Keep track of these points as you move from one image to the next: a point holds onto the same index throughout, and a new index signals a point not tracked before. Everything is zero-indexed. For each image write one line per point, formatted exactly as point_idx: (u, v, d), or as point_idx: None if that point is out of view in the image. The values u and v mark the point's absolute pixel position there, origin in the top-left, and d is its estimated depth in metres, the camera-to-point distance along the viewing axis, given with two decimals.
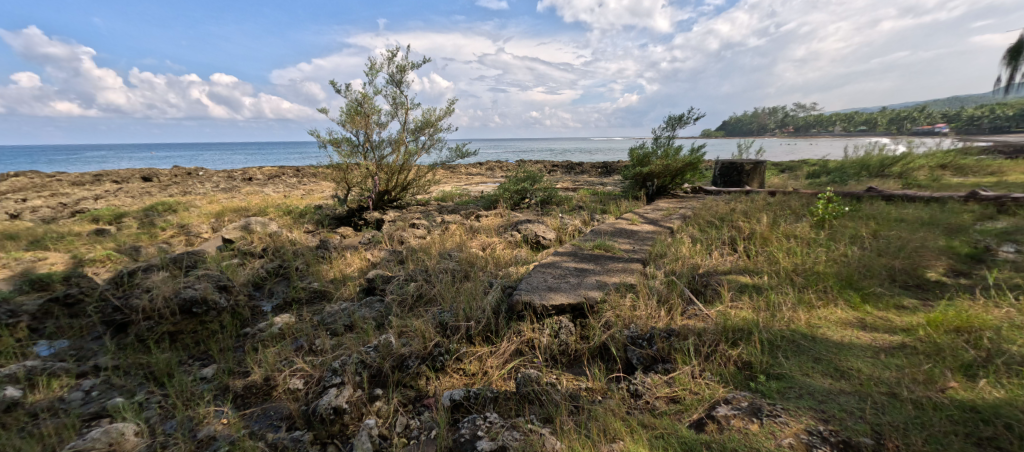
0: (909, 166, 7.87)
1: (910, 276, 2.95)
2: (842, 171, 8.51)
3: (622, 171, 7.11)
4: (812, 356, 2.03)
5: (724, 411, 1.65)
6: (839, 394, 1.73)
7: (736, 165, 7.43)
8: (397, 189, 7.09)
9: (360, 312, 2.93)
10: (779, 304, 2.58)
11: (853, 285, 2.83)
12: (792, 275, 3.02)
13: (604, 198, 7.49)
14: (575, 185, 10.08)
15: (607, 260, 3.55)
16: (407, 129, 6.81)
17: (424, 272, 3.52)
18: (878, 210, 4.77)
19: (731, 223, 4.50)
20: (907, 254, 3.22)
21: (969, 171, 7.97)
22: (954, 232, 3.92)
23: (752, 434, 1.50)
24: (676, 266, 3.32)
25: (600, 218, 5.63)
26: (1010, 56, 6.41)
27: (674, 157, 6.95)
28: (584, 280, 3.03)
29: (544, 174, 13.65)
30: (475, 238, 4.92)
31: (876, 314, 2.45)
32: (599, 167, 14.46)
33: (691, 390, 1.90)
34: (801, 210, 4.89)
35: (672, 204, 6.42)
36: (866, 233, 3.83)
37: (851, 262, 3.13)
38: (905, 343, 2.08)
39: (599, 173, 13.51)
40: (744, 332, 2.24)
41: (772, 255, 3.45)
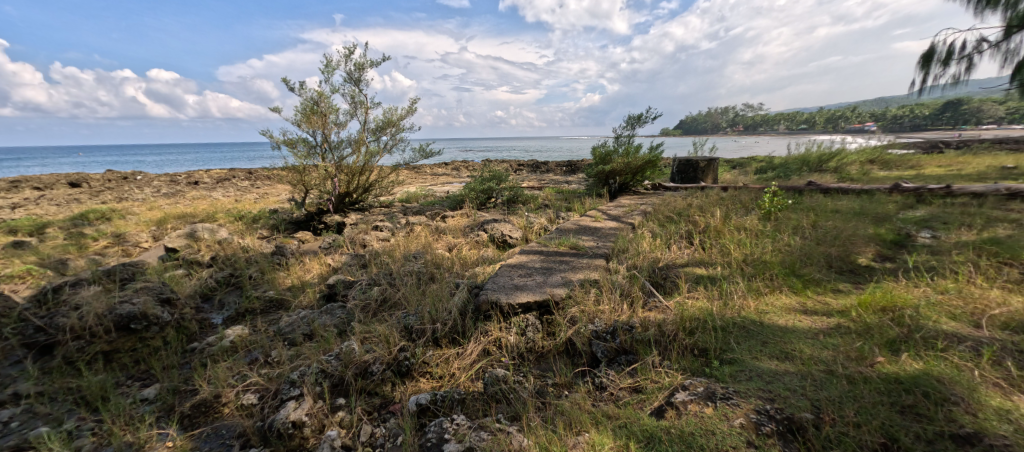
0: (842, 161, 8.59)
1: (844, 262, 3.22)
2: (786, 167, 9.15)
3: (586, 170, 7.28)
4: (760, 340, 2.17)
5: (681, 397, 1.73)
6: (785, 374, 1.86)
7: (692, 163, 7.77)
8: (359, 191, 6.87)
9: (320, 320, 2.82)
10: (731, 293, 2.74)
11: (795, 272, 3.06)
12: (742, 265, 3.23)
13: (569, 196, 7.62)
14: (540, 184, 10.18)
15: (572, 257, 3.62)
16: (367, 129, 6.62)
17: (387, 275, 3.44)
18: (817, 203, 5.16)
19: (688, 217, 4.73)
20: (841, 243, 3.52)
21: (892, 165, 8.82)
22: (881, 220, 4.32)
23: (707, 417, 1.58)
24: (637, 261, 3.45)
25: (564, 216, 5.73)
26: (923, 62, 7.11)
27: (634, 155, 7.19)
28: (549, 278, 3.08)
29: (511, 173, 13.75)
30: (441, 239, 4.87)
31: (815, 298, 2.67)
32: (563, 165, 14.69)
33: (652, 380, 1.99)
34: (751, 204, 5.20)
35: (633, 200, 6.66)
36: (806, 224, 4.15)
37: (794, 251, 3.39)
38: (840, 324, 2.28)
39: (564, 172, 13.68)
40: (699, 321, 2.36)
41: (725, 246, 3.65)
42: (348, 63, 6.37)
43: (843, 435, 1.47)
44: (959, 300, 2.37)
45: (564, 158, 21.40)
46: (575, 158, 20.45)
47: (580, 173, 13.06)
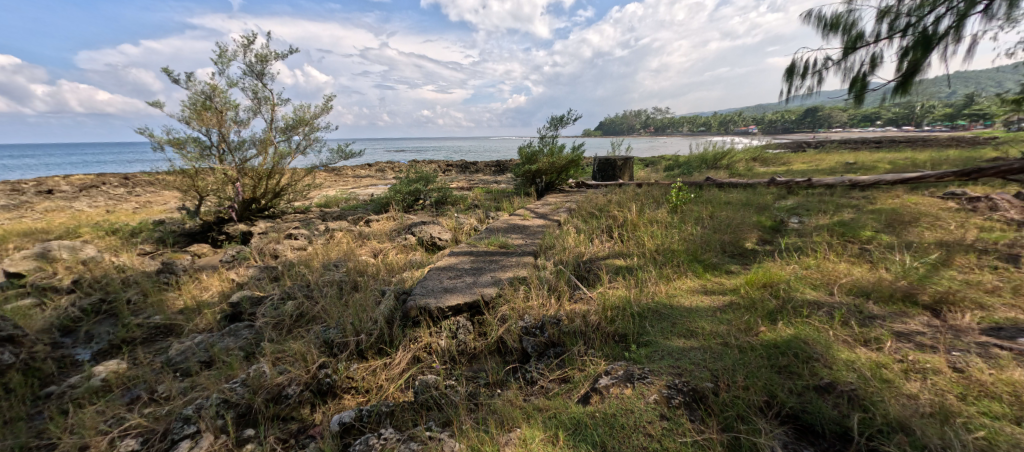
0: (732, 159, 9.84)
1: (735, 247, 3.70)
2: (689, 164, 10.22)
3: (513, 170, 7.40)
4: (670, 322, 2.40)
5: (604, 382, 1.85)
6: (691, 350, 2.08)
7: (610, 161, 8.31)
8: (268, 196, 6.23)
9: (222, 343, 2.51)
10: (645, 281, 2.99)
11: (698, 258, 3.44)
12: (655, 255, 3.54)
13: (498, 195, 7.69)
14: (469, 184, 10.14)
15: (502, 256, 3.66)
16: (274, 128, 6.01)
17: (304, 288, 3.17)
18: (714, 196, 5.85)
19: (608, 213, 5.05)
20: (734, 230, 4.03)
21: (770, 162, 10.33)
22: (763, 210, 5.04)
23: (626, 397, 1.71)
24: (563, 256, 3.61)
25: (493, 216, 5.77)
26: (788, 74, 8.41)
27: (558, 154, 7.48)
28: (479, 278, 3.08)
29: (438, 174, 13.48)
30: (365, 245, 4.61)
31: (713, 279, 3.03)
32: (491, 165, 14.77)
33: (578, 369, 2.10)
34: (661, 198, 5.71)
35: (558, 198, 6.94)
36: (706, 214, 4.69)
37: (696, 239, 3.80)
38: (733, 301, 2.61)
39: (493, 172, 13.76)
40: (619, 309, 2.54)
41: (640, 238, 3.97)
42: (247, 54, 5.73)
43: (736, 398, 1.69)
44: (819, 274, 2.86)
45: (492, 158, 21.52)
46: (502, 158, 20.68)
47: (508, 172, 13.27)
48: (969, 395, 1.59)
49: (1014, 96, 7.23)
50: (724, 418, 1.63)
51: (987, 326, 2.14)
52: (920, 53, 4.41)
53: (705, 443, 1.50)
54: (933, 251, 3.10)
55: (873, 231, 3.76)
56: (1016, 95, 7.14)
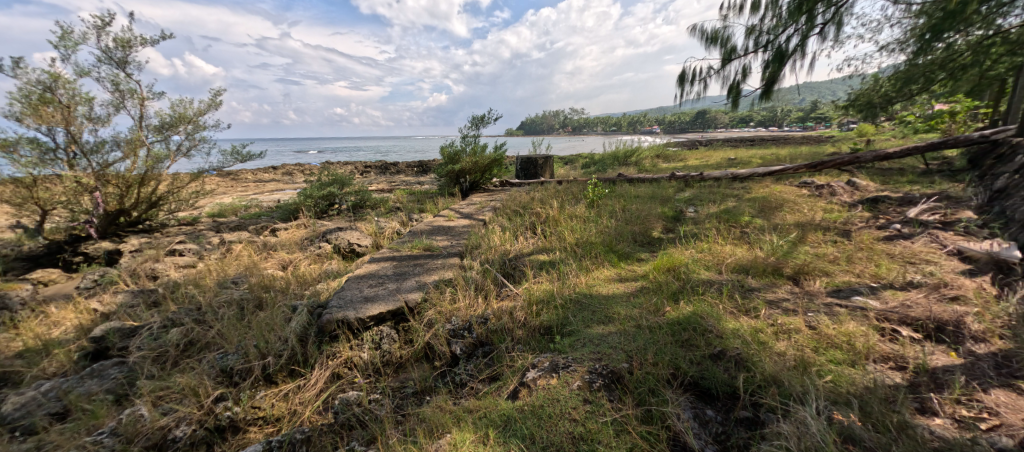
0: (639, 156, 10.76)
1: (645, 237, 4.05)
2: (603, 161, 10.96)
3: (436, 170, 7.25)
4: (591, 310, 2.56)
5: (532, 375, 1.91)
6: (609, 334, 2.23)
7: (532, 160, 8.55)
8: (141, 207, 5.30)
9: (82, 388, 2.07)
10: (567, 273, 3.14)
11: (612, 248, 3.71)
12: (575, 248, 3.74)
13: (421, 197, 7.47)
14: (389, 186, 9.69)
15: (426, 259, 3.56)
16: (145, 126, 5.12)
17: (194, 311, 2.76)
18: (626, 190, 6.35)
19: (531, 210, 5.20)
20: (643, 222, 4.41)
21: (670, 159, 11.52)
22: (666, 201, 5.60)
23: (553, 387, 1.78)
24: (489, 255, 3.63)
25: (416, 218, 5.59)
26: (680, 80, 9.43)
27: (480, 154, 7.49)
28: (402, 284, 2.96)
29: (355, 175, 12.67)
30: (270, 257, 4.15)
31: (626, 267, 3.30)
32: (413, 166, 14.29)
33: (507, 365, 2.13)
34: (580, 194, 6.04)
35: (483, 198, 6.96)
36: (619, 208, 5.06)
37: (611, 231, 4.10)
38: (643, 286, 2.86)
39: (415, 173, 13.32)
40: (544, 303, 2.64)
41: (562, 233, 4.15)
42: (102, 38, 4.80)
43: (648, 374, 1.85)
44: (712, 256, 3.26)
45: (414, 158, 20.83)
46: (424, 159, 20.12)
47: (431, 173, 12.97)
48: (820, 346, 1.95)
49: (843, 103, 8.97)
50: (639, 393, 1.78)
51: (831, 289, 2.63)
52: (776, 67, 5.27)
53: (622, 419, 1.62)
54: (794, 231, 3.72)
55: (751, 216, 4.39)
56: (845, 102, 8.87)
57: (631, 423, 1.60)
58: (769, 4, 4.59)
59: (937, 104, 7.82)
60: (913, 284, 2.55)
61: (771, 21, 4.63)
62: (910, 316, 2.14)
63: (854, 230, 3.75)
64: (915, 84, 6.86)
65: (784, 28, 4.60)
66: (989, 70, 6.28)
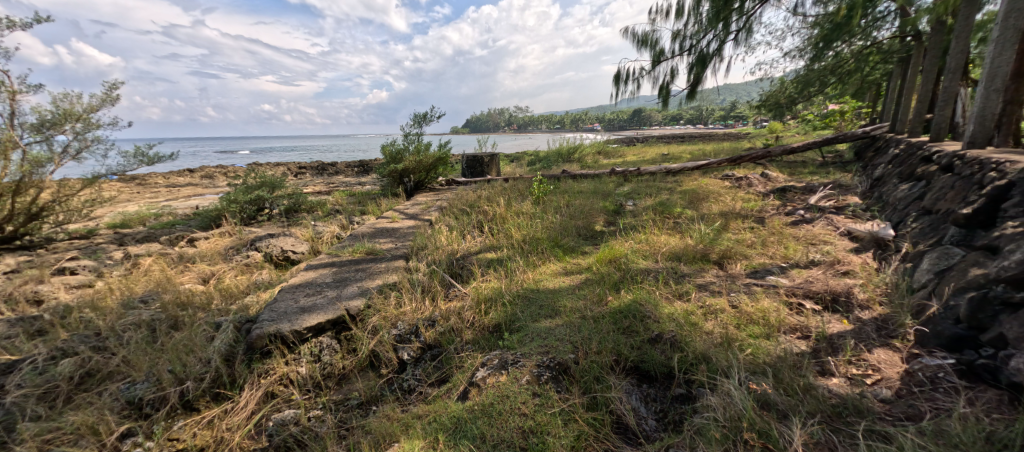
0: (582, 153, 11.15)
1: (589, 231, 4.21)
2: (547, 158, 11.20)
3: (377, 170, 6.95)
4: (538, 305, 2.61)
5: (482, 374, 1.91)
6: (556, 327, 2.29)
7: (477, 158, 8.50)
8: (18, 220, 4.50)
9: None
10: (515, 270, 3.17)
11: (558, 243, 3.81)
12: (522, 244, 3.78)
13: (362, 198, 7.13)
14: (327, 187, 9.14)
15: (369, 263, 3.41)
16: (18, 124, 4.35)
17: (93, 338, 2.40)
18: (570, 186, 6.54)
19: (479, 208, 5.18)
20: (586, 216, 4.58)
21: (610, 155, 12.07)
22: (607, 196, 5.86)
23: (502, 384, 1.79)
24: (435, 256, 3.56)
25: (358, 220, 5.33)
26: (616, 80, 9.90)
27: (424, 152, 7.31)
28: (342, 291, 2.81)
29: (289, 176, 11.79)
30: (189, 270, 3.73)
31: (571, 261, 3.40)
32: (353, 165, 13.60)
33: (456, 366, 2.11)
34: (526, 191, 6.11)
35: (428, 197, 6.80)
36: (564, 203, 5.21)
37: (557, 226, 4.20)
38: (587, 277, 2.97)
39: (355, 173, 12.67)
40: (492, 301, 2.65)
41: (509, 230, 4.17)
42: None
43: (593, 362, 1.93)
44: (649, 246, 3.47)
45: (354, 158, 19.81)
46: (365, 158, 19.23)
47: (373, 173, 12.44)
48: (741, 323, 2.15)
49: (757, 103, 9.96)
50: (584, 382, 1.85)
51: (750, 271, 2.91)
52: (699, 70, 5.71)
53: (570, 409, 1.67)
54: (719, 220, 4.07)
55: (683, 207, 4.74)
56: (758, 102, 9.85)
57: (577, 411, 1.65)
58: (691, 11, 4.94)
59: (830, 104, 8.96)
60: (814, 262, 2.90)
61: (693, 27, 4.99)
62: (812, 290, 2.44)
63: (768, 217, 4.19)
64: (812, 86, 7.79)
65: (704, 33, 4.98)
66: (867, 75, 7.30)
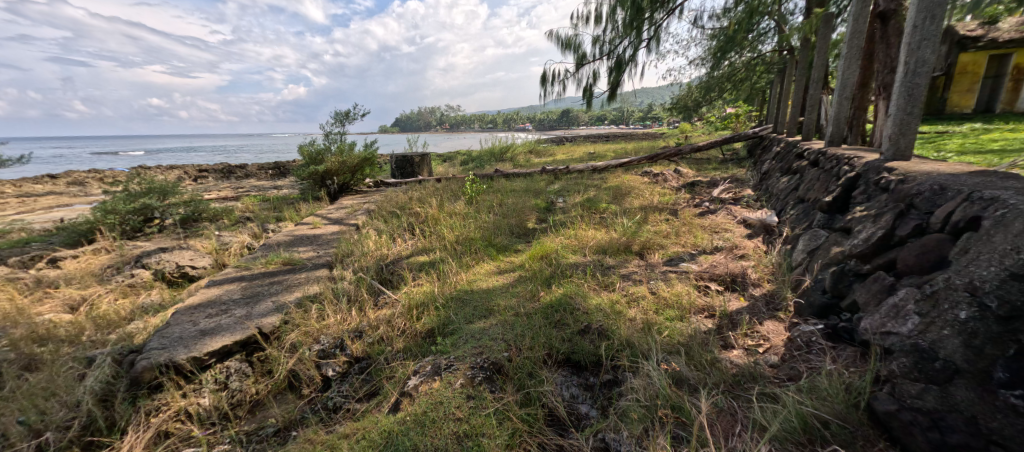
0: (513, 152, 11.32)
1: (521, 229, 4.28)
2: (480, 158, 11.19)
3: (295, 172, 6.39)
4: (472, 305, 2.59)
5: (414, 383, 1.85)
6: (490, 327, 2.29)
7: (407, 158, 8.19)
8: None
9: None
10: (448, 272, 3.12)
11: (491, 242, 3.82)
12: (455, 245, 3.73)
13: (278, 203, 6.51)
14: (235, 192, 8.19)
15: (286, 275, 3.12)
16: None
17: None
18: (502, 185, 6.60)
19: (409, 210, 5.00)
20: (519, 214, 4.65)
21: (540, 153, 12.42)
22: (538, 193, 6.02)
23: (435, 391, 1.75)
24: (362, 262, 3.36)
25: (273, 228, 4.85)
26: None
27: (348, 152, 6.86)
28: (254, 307, 2.53)
29: (187, 181, 10.36)
30: (50, 297, 3.10)
31: (504, 259, 3.43)
32: (267, 167, 12.36)
33: (387, 376, 2.02)
34: (458, 191, 6.03)
35: (354, 200, 6.41)
36: (497, 203, 5.23)
37: (490, 226, 4.21)
38: (520, 275, 3.02)
39: (269, 176, 11.52)
40: (425, 306, 2.58)
41: (441, 231, 4.08)
42: None
43: (526, 358, 1.97)
44: (578, 241, 3.62)
45: (267, 159, 17.99)
46: (281, 159, 17.58)
47: (291, 175, 11.42)
48: (659, 308, 2.34)
49: (668, 106, 10.91)
50: (518, 379, 1.87)
51: (666, 260, 3.18)
52: (617, 74, 6.09)
53: (504, 408, 1.68)
54: (640, 214, 4.38)
55: (608, 203, 5.02)
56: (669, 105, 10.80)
57: (511, 409, 1.67)
58: (608, 18, 5.24)
59: (727, 108, 10.10)
60: (718, 248, 3.25)
61: (611, 33, 5.30)
62: (716, 273, 2.73)
63: (680, 209, 4.61)
64: (713, 91, 8.72)
65: (621, 39, 5.30)
66: (755, 83, 8.36)
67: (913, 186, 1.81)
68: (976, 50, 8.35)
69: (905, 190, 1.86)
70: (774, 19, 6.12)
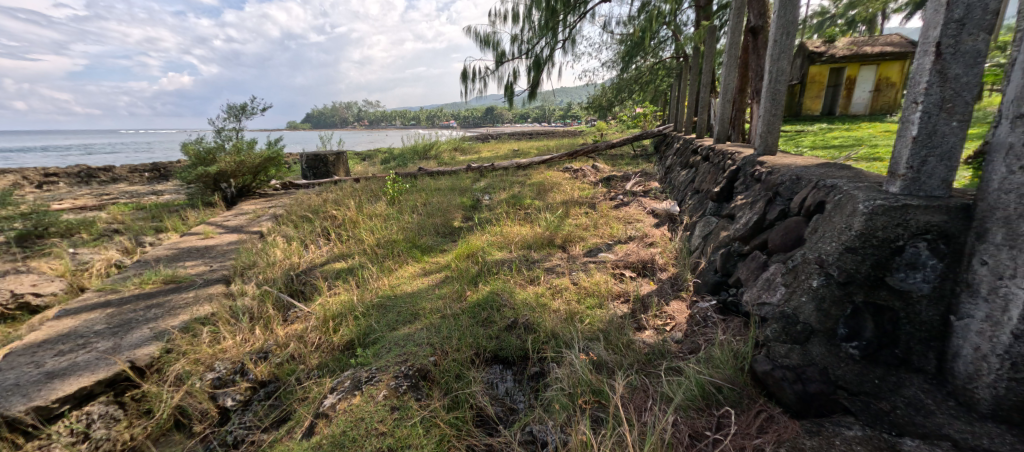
0: (437, 150, 11.06)
1: (447, 228, 4.20)
2: (402, 156, 10.74)
3: (179, 175, 5.51)
4: (396, 311, 2.47)
5: (331, 402, 1.71)
6: (415, 333, 2.20)
7: (319, 157, 7.54)
8: None
9: None
10: (368, 278, 2.94)
11: (416, 244, 3.69)
12: (376, 249, 3.53)
13: (158, 211, 5.57)
14: (99, 200, 6.83)
15: (169, 295, 2.67)
16: None
17: None
18: (426, 184, 6.40)
19: (324, 214, 4.61)
20: (444, 214, 4.55)
21: (464, 151, 12.32)
22: (464, 191, 5.96)
23: (355, 407, 1.64)
24: (268, 273, 3.02)
25: (151, 241, 4.13)
26: None
27: (248, 151, 6.06)
28: (124, 337, 2.13)
29: (26, 187, 8.37)
30: None
31: (430, 260, 3.34)
32: (141, 168, 10.49)
33: (299, 398, 1.83)
34: (379, 191, 5.72)
35: (257, 205, 5.73)
36: (421, 202, 5.07)
37: (414, 227, 4.05)
38: (446, 275, 2.96)
39: (145, 180, 9.81)
40: (342, 316, 2.41)
41: (360, 235, 3.83)
42: None
43: (453, 361, 1.93)
44: (503, 237, 3.65)
45: (142, 159, 15.28)
46: (162, 159, 15.10)
47: (175, 179, 9.85)
48: (581, 297, 2.47)
49: (585, 105, 11.51)
50: (445, 383, 1.83)
51: (586, 251, 3.36)
52: (536, 73, 6.25)
53: (431, 414, 1.63)
54: (561, 208, 4.56)
55: (532, 199, 5.15)
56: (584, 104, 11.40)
57: (439, 414, 1.63)
58: (525, 18, 5.34)
59: (635, 108, 10.97)
60: (630, 238, 3.52)
61: (528, 33, 5.41)
62: (629, 261, 2.96)
63: (598, 202, 4.90)
64: (622, 92, 9.40)
65: (538, 40, 5.44)
66: (657, 85, 9.20)
67: (778, 177, 2.13)
68: (821, 64, 10.13)
69: (772, 181, 2.19)
70: (671, 28, 6.77)
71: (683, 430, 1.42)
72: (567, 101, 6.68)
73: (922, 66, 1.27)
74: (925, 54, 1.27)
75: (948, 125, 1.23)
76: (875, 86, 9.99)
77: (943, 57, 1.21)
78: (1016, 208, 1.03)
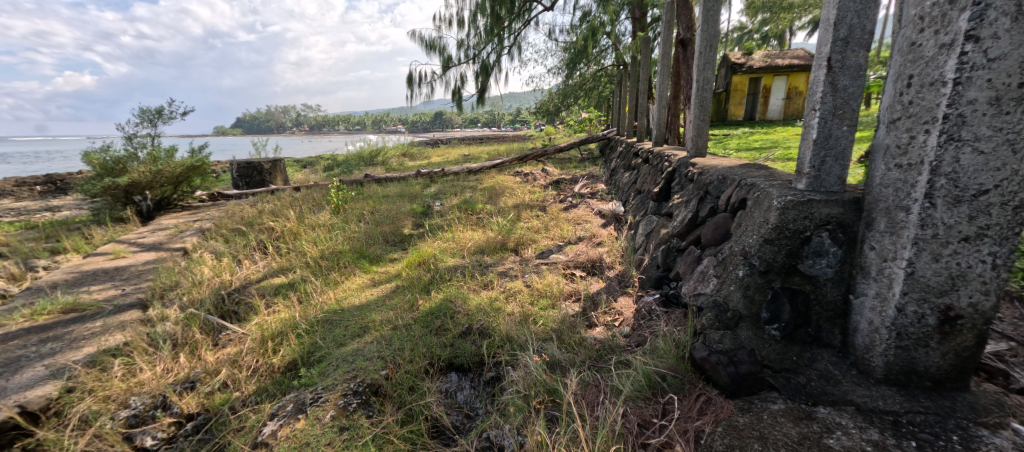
0: (383, 156, 10.71)
1: (397, 236, 4.07)
2: (346, 162, 10.28)
3: (81, 188, 4.86)
4: (343, 325, 2.35)
5: (272, 429, 1.59)
6: (364, 347, 2.11)
7: (253, 165, 6.99)
8: None
9: None
10: (312, 293, 2.77)
11: (364, 254, 3.54)
12: (320, 261, 3.34)
13: (54, 229, 4.86)
14: None
15: (70, 326, 2.34)
16: None
17: None
18: (373, 191, 6.17)
19: (260, 226, 4.27)
20: (393, 221, 4.41)
21: (413, 156, 12.05)
22: (414, 198, 5.82)
23: (299, 432, 1.54)
24: (195, 293, 2.74)
25: (45, 264, 3.58)
26: None
27: (167, 160, 5.48)
28: (10, 379, 1.83)
29: None
30: None
31: (379, 270, 3.21)
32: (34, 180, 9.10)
33: (234, 429, 1.68)
34: (322, 200, 5.42)
35: (180, 219, 5.19)
36: (369, 210, 4.87)
37: (361, 236, 3.88)
38: (397, 285, 2.86)
39: (39, 195, 8.51)
40: (283, 335, 2.25)
41: (301, 247, 3.60)
42: None
43: (405, 373, 1.87)
44: (456, 243, 3.61)
45: (32, 170, 13.24)
46: (59, 169, 13.18)
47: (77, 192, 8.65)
48: (534, 299, 2.51)
49: (533, 110, 11.75)
50: (399, 396, 1.77)
51: (538, 253, 3.42)
52: (483, 78, 6.27)
53: (383, 431, 1.57)
54: (513, 212, 4.61)
55: (483, 204, 5.14)
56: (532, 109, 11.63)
57: (392, 430, 1.57)
58: (470, 23, 5.36)
59: (580, 113, 11.38)
60: (579, 239, 3.63)
61: (474, 38, 5.43)
62: (579, 261, 3.05)
63: (548, 205, 5.01)
64: (568, 98, 9.70)
65: (484, 45, 5.47)
66: (600, 91, 9.60)
67: (707, 177, 2.31)
68: (742, 74, 11.16)
69: (703, 181, 2.37)
70: (611, 38, 7.12)
71: (632, 420, 1.47)
72: (515, 106, 6.77)
73: (818, 77, 1.45)
74: (819, 67, 1.45)
75: (840, 129, 1.42)
76: (787, 95, 11.18)
77: (834, 70, 1.39)
78: (894, 200, 1.21)
